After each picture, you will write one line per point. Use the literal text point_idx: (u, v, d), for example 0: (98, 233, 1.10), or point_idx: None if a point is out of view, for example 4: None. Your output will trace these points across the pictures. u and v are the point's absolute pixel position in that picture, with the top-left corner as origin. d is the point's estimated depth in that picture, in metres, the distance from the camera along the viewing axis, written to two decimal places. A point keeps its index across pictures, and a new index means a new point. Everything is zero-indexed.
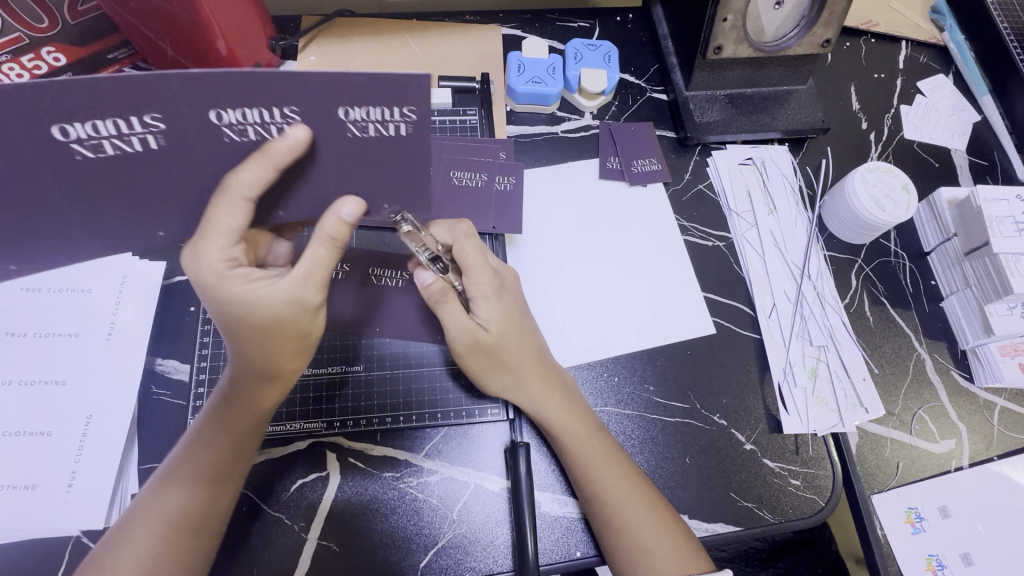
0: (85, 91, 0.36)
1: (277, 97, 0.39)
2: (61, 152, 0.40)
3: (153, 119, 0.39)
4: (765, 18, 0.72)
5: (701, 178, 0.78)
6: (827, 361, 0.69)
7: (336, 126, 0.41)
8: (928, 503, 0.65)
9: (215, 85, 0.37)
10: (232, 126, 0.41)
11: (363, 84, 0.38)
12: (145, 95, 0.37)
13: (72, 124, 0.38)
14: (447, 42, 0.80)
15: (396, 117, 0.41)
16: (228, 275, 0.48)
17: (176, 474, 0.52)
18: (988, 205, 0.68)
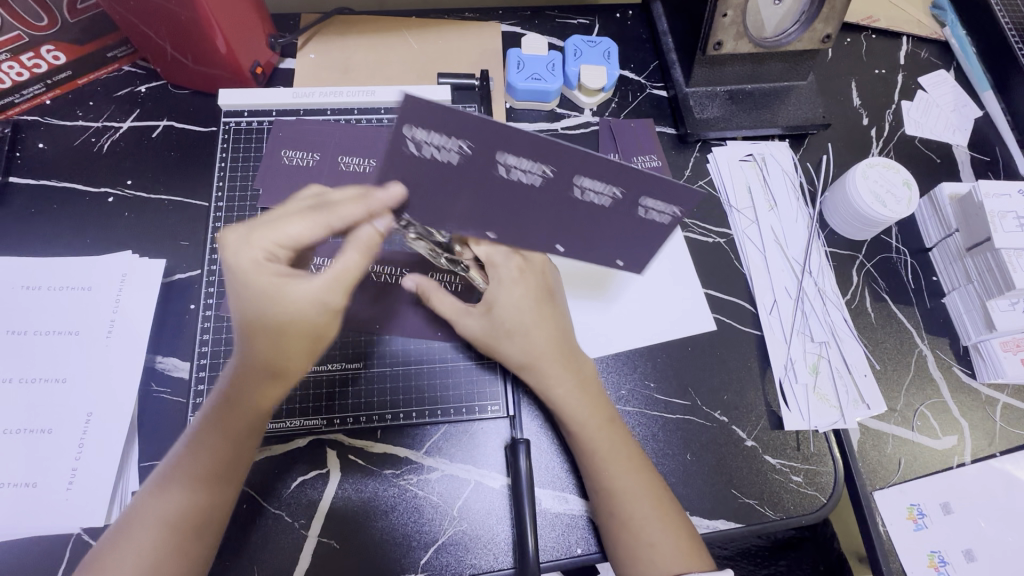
0: (540, 142, 0.44)
1: (624, 183, 0.48)
2: (486, 172, 0.48)
3: (548, 167, 0.47)
4: (765, 13, 0.71)
5: (702, 175, 0.78)
6: (829, 357, 0.68)
7: (635, 208, 0.50)
8: (930, 499, 0.65)
9: (609, 165, 0.46)
10: (583, 188, 0.49)
11: (677, 192, 0.47)
12: (563, 159, 0.46)
13: (512, 156, 0.46)
14: (446, 39, 0.80)
15: (669, 212, 0.50)
16: (265, 265, 0.51)
17: (175, 473, 0.51)
18: (990, 200, 0.68)
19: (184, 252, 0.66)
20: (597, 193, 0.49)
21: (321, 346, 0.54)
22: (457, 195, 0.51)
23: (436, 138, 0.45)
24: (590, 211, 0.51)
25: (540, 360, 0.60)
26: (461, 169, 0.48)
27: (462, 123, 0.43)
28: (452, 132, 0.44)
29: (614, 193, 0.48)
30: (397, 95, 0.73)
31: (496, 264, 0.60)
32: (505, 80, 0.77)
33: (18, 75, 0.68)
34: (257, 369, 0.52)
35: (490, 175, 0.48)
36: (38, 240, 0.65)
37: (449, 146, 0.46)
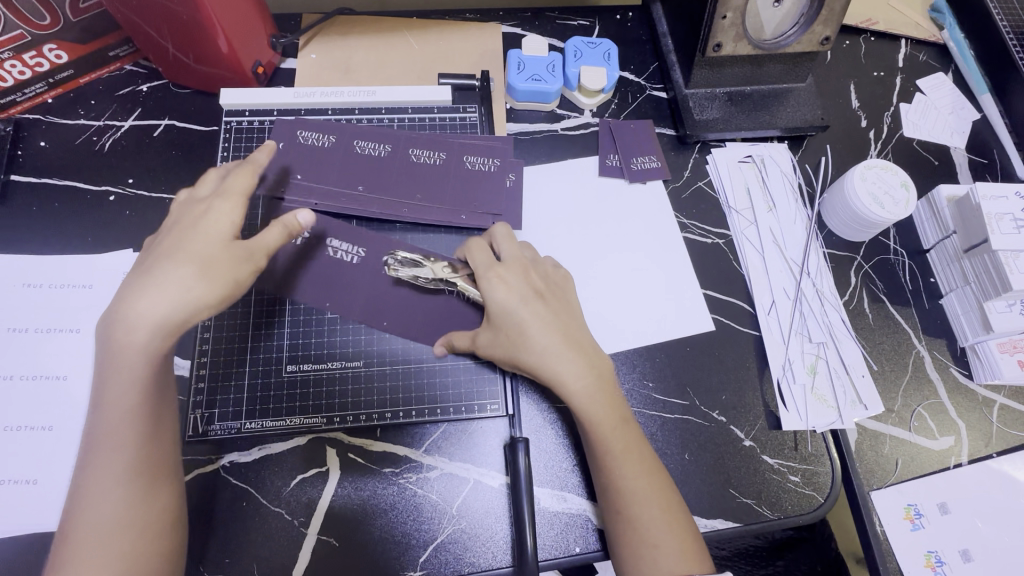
0: (447, 138, 0.72)
1: (498, 157, 0.72)
2: (398, 159, 0.70)
3: (440, 154, 0.71)
4: (764, 15, 0.72)
5: (701, 176, 0.78)
6: (827, 358, 0.69)
7: (458, 163, 0.71)
8: (927, 499, 0.65)
9: (482, 145, 0.73)
10: (476, 164, 0.72)
11: (481, 145, 0.73)
12: (448, 145, 0.72)
13: (421, 150, 0.71)
14: (446, 40, 0.80)
15: (487, 164, 0.72)
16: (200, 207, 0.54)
17: (118, 484, 0.48)
18: (987, 202, 0.68)
19: None
20: (481, 165, 0.72)
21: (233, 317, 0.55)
22: (390, 185, 0.69)
23: (374, 146, 0.70)
24: (467, 178, 0.71)
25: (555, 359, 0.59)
26: (383, 160, 0.70)
27: (393, 137, 0.71)
28: (382, 141, 0.71)
29: (488, 162, 0.72)
30: (398, 95, 0.74)
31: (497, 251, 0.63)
32: (505, 81, 0.78)
33: (21, 74, 0.69)
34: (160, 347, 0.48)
35: (403, 158, 0.70)
36: (39, 238, 0.65)
37: (375, 147, 0.70)
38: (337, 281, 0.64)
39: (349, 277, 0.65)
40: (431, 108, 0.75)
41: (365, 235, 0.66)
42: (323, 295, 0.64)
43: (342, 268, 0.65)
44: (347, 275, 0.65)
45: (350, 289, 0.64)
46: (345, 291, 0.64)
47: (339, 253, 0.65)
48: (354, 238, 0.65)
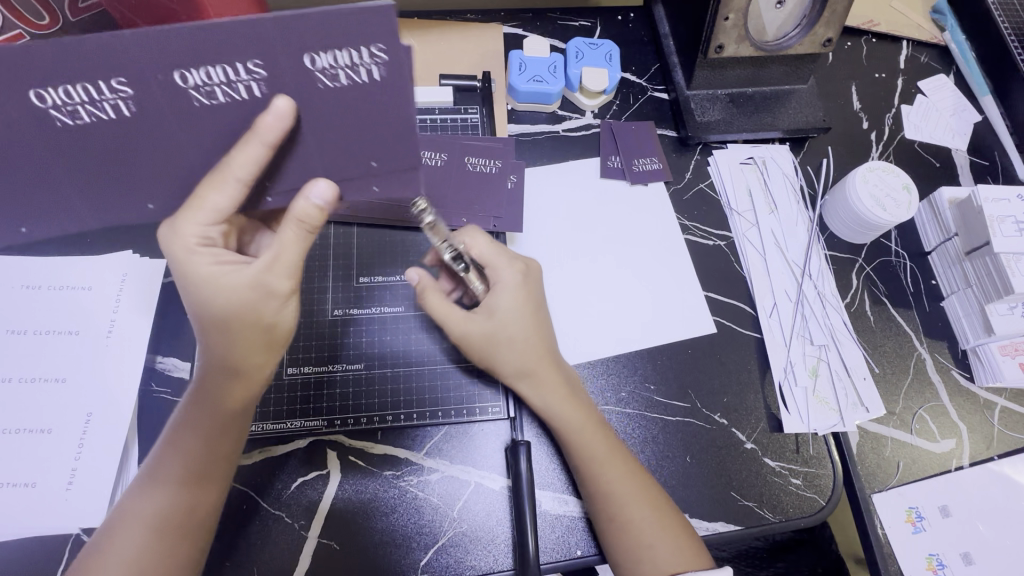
0: (202, 40, 0.36)
1: (364, 41, 0.37)
2: (175, 103, 0.39)
3: (258, 65, 0.38)
4: (767, 17, 0.71)
5: (703, 177, 0.78)
6: (828, 360, 0.69)
7: (306, 78, 0.39)
8: (928, 502, 0.65)
9: (309, 21, 0.35)
10: (325, 70, 0.39)
11: (339, 25, 0.35)
12: (253, 37, 0.36)
13: (193, 70, 0.37)
14: (448, 41, 0.80)
15: (361, 64, 0.38)
16: (199, 251, 0.49)
17: (155, 479, 0.51)
18: (988, 204, 0.68)
19: None
20: (342, 68, 0.38)
21: (280, 339, 0.54)
22: (169, 137, 0.42)
23: (81, 92, 0.38)
24: (333, 118, 0.42)
25: (538, 367, 0.61)
26: (145, 116, 0.40)
27: (88, 58, 0.36)
28: (90, 76, 0.37)
29: (363, 58, 0.38)
30: None
31: (496, 267, 0.63)
32: (507, 82, 0.77)
33: None
34: (218, 364, 0.52)
35: (180, 104, 0.39)
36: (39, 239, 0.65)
37: (106, 96, 0.38)
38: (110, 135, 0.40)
39: (57, 150, 0.41)
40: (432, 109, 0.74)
41: (73, 58, 0.36)
42: (12, 210, 0.46)
43: (6, 151, 0.41)
44: (100, 143, 0.41)
45: (18, 189, 0.44)
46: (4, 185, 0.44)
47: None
48: (96, 65, 0.36)
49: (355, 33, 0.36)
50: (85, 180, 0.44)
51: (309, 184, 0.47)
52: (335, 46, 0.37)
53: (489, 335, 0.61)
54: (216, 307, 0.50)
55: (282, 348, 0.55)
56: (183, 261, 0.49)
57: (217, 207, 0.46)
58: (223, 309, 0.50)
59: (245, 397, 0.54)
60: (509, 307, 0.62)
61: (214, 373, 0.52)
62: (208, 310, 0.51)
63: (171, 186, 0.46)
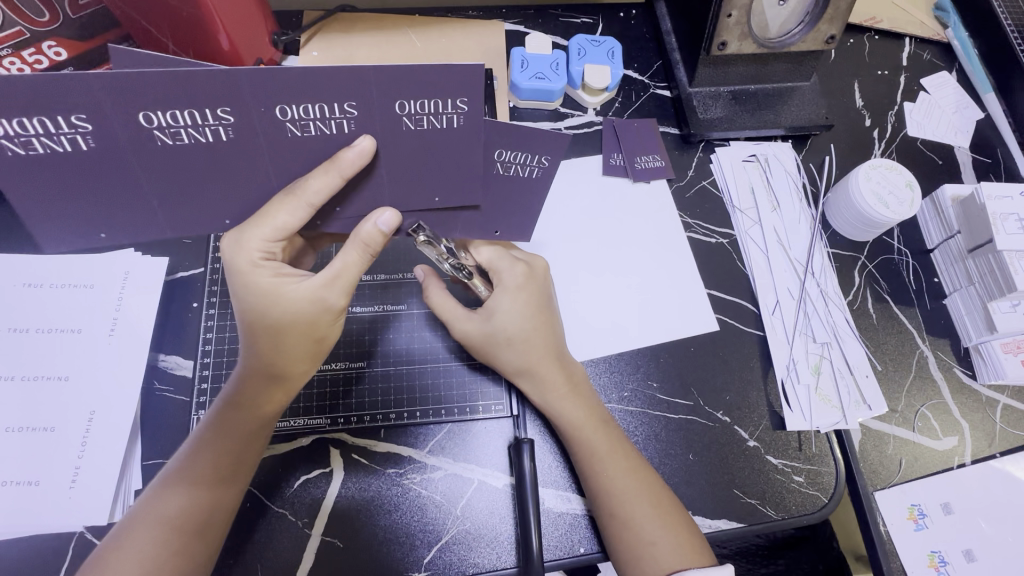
0: (310, 79, 0.40)
1: (458, 90, 0.43)
2: (273, 133, 0.44)
3: (353, 106, 0.43)
4: (770, 14, 0.71)
5: (705, 175, 0.78)
6: (830, 358, 0.69)
7: (394, 121, 0.44)
8: (930, 500, 0.65)
9: (413, 75, 0.41)
10: (411, 115, 0.44)
11: (440, 80, 0.41)
12: (360, 87, 0.41)
13: (293, 105, 0.42)
14: (449, 38, 0.80)
15: (446, 110, 0.44)
16: (262, 265, 0.52)
17: (181, 475, 0.52)
18: (991, 202, 0.68)
19: (188, 251, 0.66)
20: (428, 114, 0.44)
21: (322, 348, 0.56)
22: (255, 162, 0.46)
23: (187, 117, 0.42)
24: (422, 149, 0.47)
25: (540, 365, 0.61)
26: (240, 141, 0.44)
27: (205, 90, 0.40)
28: (199, 105, 0.41)
29: (452, 105, 0.43)
30: None
31: (500, 270, 0.64)
32: (508, 79, 0.77)
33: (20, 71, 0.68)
34: (260, 372, 0.54)
35: (277, 133, 0.44)
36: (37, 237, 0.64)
37: (210, 121, 0.42)
38: (202, 159, 0.45)
39: (153, 165, 0.45)
40: None
41: (172, 87, 0.39)
42: (100, 215, 0.48)
43: (105, 158, 0.43)
44: (193, 160, 0.45)
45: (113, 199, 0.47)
46: (92, 199, 0.46)
47: (63, 140, 0.41)
48: (206, 96, 0.41)
49: (446, 87, 0.42)
50: (167, 196, 0.47)
51: (378, 211, 0.51)
52: (421, 98, 0.43)
53: (487, 337, 0.62)
54: (265, 312, 0.52)
55: (322, 357, 0.57)
56: (246, 273, 0.52)
57: (284, 224, 0.49)
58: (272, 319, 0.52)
59: (281, 401, 0.55)
60: (510, 311, 0.62)
61: (254, 378, 0.54)
62: (255, 312, 0.53)
63: (234, 204, 0.50)
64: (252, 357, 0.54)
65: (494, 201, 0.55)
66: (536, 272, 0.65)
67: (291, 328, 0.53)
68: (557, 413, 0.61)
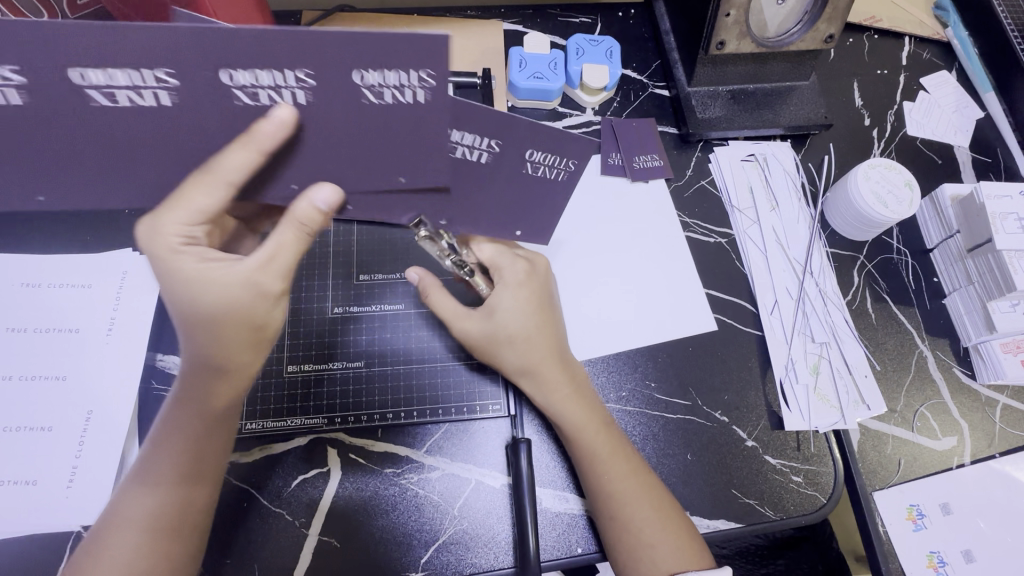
0: (255, 43, 0.35)
1: (428, 65, 0.37)
2: (220, 100, 0.39)
3: (308, 74, 0.37)
4: (768, 13, 0.71)
5: (703, 175, 0.78)
6: (829, 358, 0.69)
7: (355, 94, 0.39)
8: (929, 500, 0.65)
9: (375, 42, 0.35)
10: (373, 88, 0.38)
11: (403, 50, 0.36)
12: (317, 55, 0.36)
13: (239, 70, 0.37)
14: (448, 38, 0.80)
15: (411, 84, 0.38)
16: (184, 251, 0.50)
17: (147, 477, 0.52)
18: (990, 202, 0.68)
19: None
20: (395, 90, 0.39)
21: (263, 334, 0.54)
22: (201, 128, 0.41)
23: (123, 75, 0.37)
24: (388, 128, 0.42)
25: (540, 364, 0.61)
26: (186, 107, 0.39)
27: (134, 46, 0.35)
28: (133, 64, 0.36)
29: (418, 80, 0.38)
30: None
31: (502, 267, 0.65)
32: (507, 79, 0.77)
33: None
34: (204, 365, 0.52)
35: (223, 99, 0.39)
36: (35, 237, 0.64)
37: (149, 82, 0.37)
38: (145, 121, 0.40)
39: (92, 125, 0.40)
40: None
41: (103, 42, 0.34)
42: (53, 175, 0.45)
43: (40, 115, 0.39)
44: (135, 124, 0.40)
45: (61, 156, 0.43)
46: (42, 158, 0.43)
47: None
48: (141, 54, 0.35)
49: (412, 59, 0.36)
50: (110, 157, 0.44)
51: (315, 187, 0.48)
52: (384, 68, 0.37)
53: (490, 337, 0.62)
54: (199, 301, 0.50)
55: (268, 345, 0.56)
56: (168, 260, 0.49)
57: (201, 207, 0.47)
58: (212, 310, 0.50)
59: (232, 395, 0.54)
60: (512, 309, 0.62)
61: (198, 372, 0.52)
62: (192, 304, 0.51)
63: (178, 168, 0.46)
64: (195, 351, 0.52)
65: (470, 185, 0.52)
66: (538, 269, 0.66)
67: (232, 317, 0.51)
68: (561, 415, 0.60)
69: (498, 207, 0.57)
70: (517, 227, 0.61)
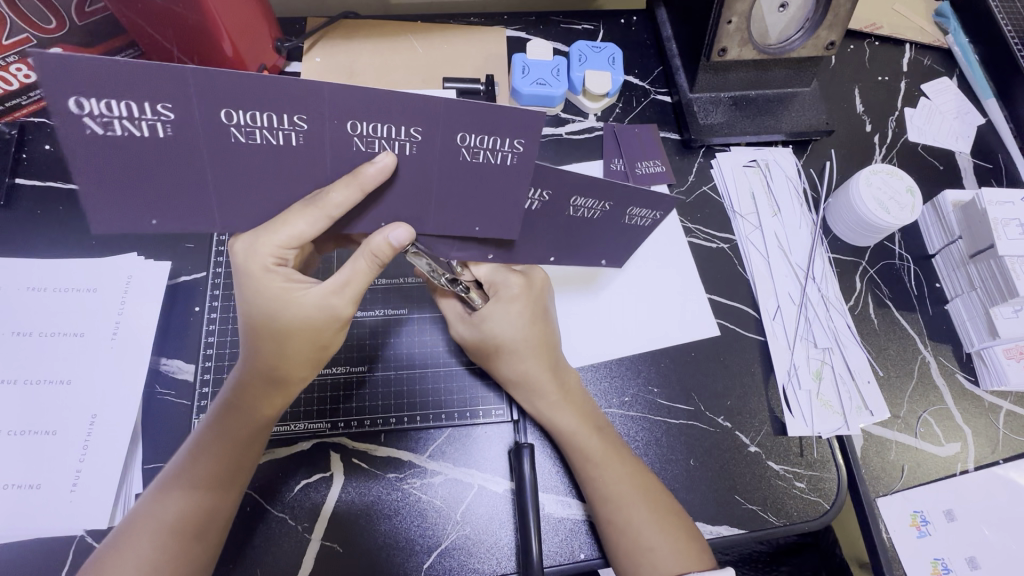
0: (385, 105, 0.42)
1: (518, 132, 0.45)
2: (339, 146, 0.45)
3: (418, 131, 0.44)
4: (770, 20, 0.72)
5: (706, 180, 0.78)
6: (832, 363, 0.69)
7: (452, 150, 0.46)
8: (933, 506, 0.65)
9: (486, 111, 0.43)
10: (470, 147, 0.46)
11: (500, 119, 0.43)
12: (426, 115, 0.43)
13: (364, 122, 0.43)
14: (451, 44, 0.80)
15: (503, 148, 0.46)
16: (275, 271, 0.52)
17: (179, 480, 0.52)
18: (993, 208, 0.68)
19: (191, 255, 0.66)
20: (487, 150, 0.46)
21: (324, 355, 0.56)
22: (310, 169, 0.47)
23: (265, 119, 0.42)
24: (476, 177, 0.48)
25: (529, 372, 0.61)
26: (310, 148, 0.45)
27: (285, 96, 0.41)
28: (278, 110, 0.42)
29: (509, 145, 0.45)
30: None
31: (498, 285, 0.64)
32: (510, 85, 0.78)
33: (25, 77, 0.69)
34: (260, 374, 0.54)
35: (343, 147, 0.45)
36: (42, 241, 0.65)
37: (285, 126, 0.43)
38: (272, 157, 0.45)
39: (222, 161, 0.45)
40: None
41: (258, 91, 0.40)
42: (141, 201, 0.46)
43: (179, 148, 0.43)
44: (259, 161, 0.45)
45: (157, 187, 0.45)
46: (138, 188, 0.45)
47: (143, 125, 0.41)
48: (282, 101, 0.41)
49: (509, 129, 0.44)
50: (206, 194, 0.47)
51: (392, 226, 0.50)
52: (483, 133, 0.44)
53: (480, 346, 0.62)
54: (272, 318, 0.52)
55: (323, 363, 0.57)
56: (258, 277, 0.51)
57: (299, 232, 0.48)
58: (274, 328, 0.52)
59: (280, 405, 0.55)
60: (503, 321, 0.62)
61: (255, 381, 0.54)
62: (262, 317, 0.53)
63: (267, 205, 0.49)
64: (254, 359, 0.54)
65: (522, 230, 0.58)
66: (533, 284, 0.65)
67: (298, 335, 0.53)
68: (556, 422, 0.61)
69: (547, 243, 0.61)
70: (553, 255, 0.63)
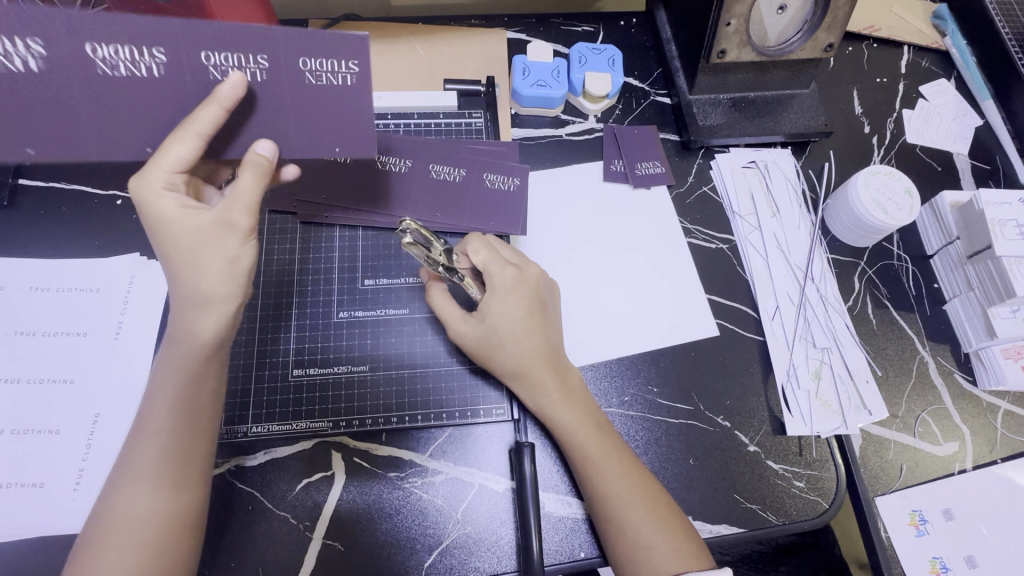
0: (215, 34, 0.43)
1: (346, 52, 0.46)
2: (199, 78, 0.46)
3: (263, 58, 0.45)
4: (769, 22, 0.72)
5: (705, 181, 0.79)
6: (830, 363, 0.69)
7: (293, 75, 0.47)
8: (932, 505, 0.65)
9: (307, 35, 0.44)
10: (313, 71, 0.47)
11: (323, 40, 0.44)
12: (269, 40, 0.44)
13: (214, 52, 0.45)
14: (452, 46, 0.81)
15: (340, 70, 0.47)
16: (166, 196, 0.48)
17: (135, 480, 0.50)
18: (990, 208, 0.68)
19: None
20: (326, 72, 0.47)
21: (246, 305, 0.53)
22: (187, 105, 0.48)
23: (127, 51, 0.44)
24: (313, 102, 0.49)
25: (531, 367, 0.62)
26: (176, 81, 0.46)
27: (144, 28, 0.43)
28: (138, 43, 0.44)
29: (344, 66, 0.46)
30: (404, 102, 0.74)
31: (491, 273, 0.64)
32: (511, 86, 0.78)
33: None
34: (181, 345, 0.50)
35: (205, 80, 0.46)
36: (45, 241, 0.65)
37: (145, 57, 0.44)
38: (153, 94, 0.47)
39: (105, 97, 0.47)
40: (437, 113, 0.75)
41: (117, 24, 0.43)
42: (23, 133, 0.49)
43: (56, 83, 0.46)
44: (141, 97, 0.47)
45: (52, 121, 0.48)
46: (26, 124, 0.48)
47: (18, 61, 0.44)
48: (146, 31, 0.43)
49: (342, 52, 0.46)
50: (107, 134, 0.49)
51: (256, 140, 0.50)
52: (321, 56, 0.46)
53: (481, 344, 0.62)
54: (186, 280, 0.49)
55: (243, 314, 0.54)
56: (150, 204, 0.48)
57: (178, 155, 0.47)
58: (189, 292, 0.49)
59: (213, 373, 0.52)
60: (502, 315, 0.63)
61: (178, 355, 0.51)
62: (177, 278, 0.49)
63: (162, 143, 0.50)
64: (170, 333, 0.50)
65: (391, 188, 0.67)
66: (528, 276, 0.65)
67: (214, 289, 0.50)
68: (555, 416, 0.61)
69: (427, 207, 0.70)
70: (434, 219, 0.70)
